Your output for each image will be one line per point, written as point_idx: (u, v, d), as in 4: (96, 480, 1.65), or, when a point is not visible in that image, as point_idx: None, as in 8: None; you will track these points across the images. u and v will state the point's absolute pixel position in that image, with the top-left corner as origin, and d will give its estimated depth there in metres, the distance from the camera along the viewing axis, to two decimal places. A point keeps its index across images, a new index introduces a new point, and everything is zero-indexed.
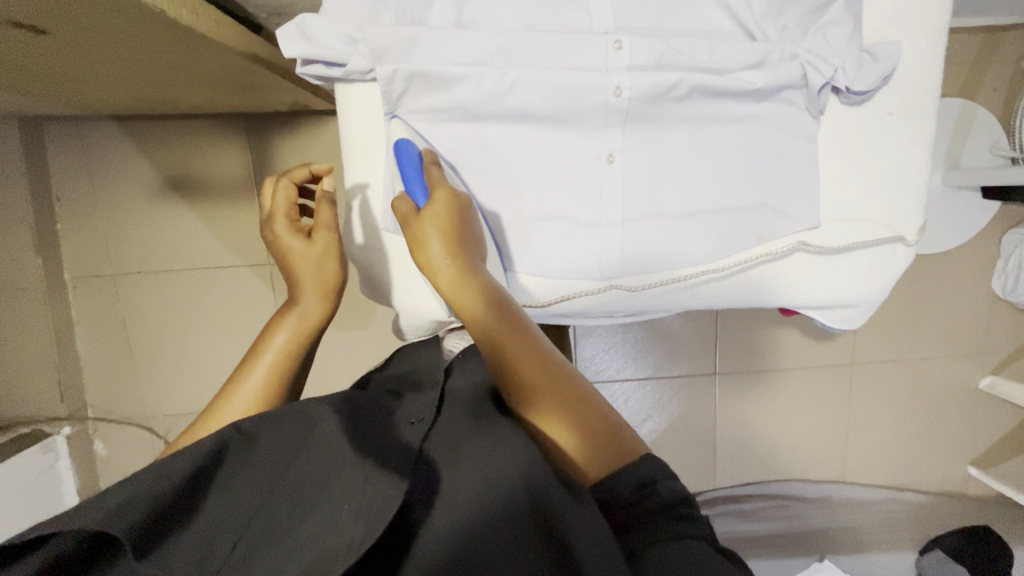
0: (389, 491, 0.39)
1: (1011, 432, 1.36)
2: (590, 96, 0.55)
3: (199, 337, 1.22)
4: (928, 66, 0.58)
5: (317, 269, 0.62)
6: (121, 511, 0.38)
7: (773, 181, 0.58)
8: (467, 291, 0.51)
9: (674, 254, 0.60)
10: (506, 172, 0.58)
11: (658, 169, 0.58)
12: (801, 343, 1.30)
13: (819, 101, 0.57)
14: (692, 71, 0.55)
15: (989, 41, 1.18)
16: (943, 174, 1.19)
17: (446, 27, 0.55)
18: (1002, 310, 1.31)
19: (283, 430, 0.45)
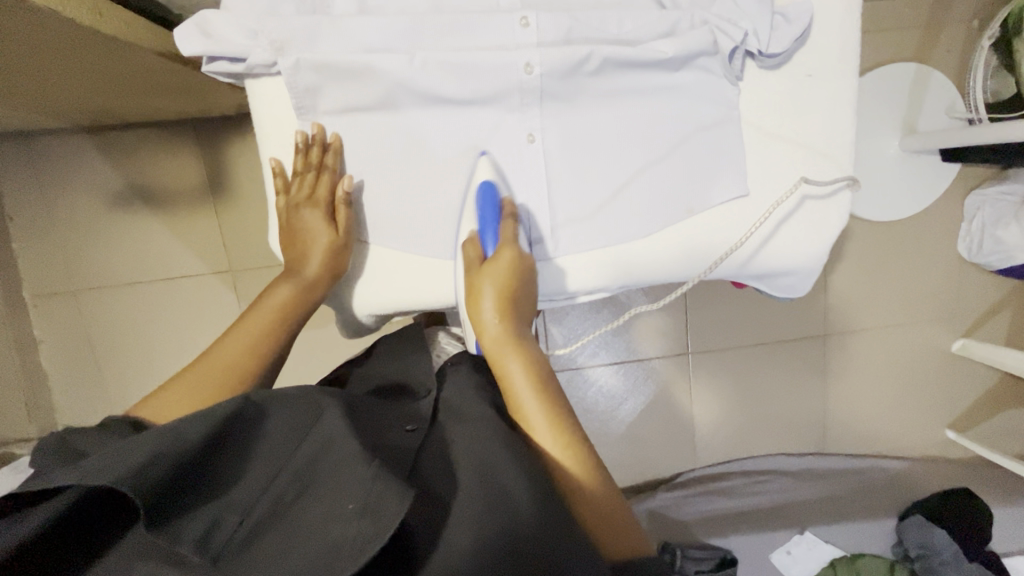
0: (397, 503, 0.41)
1: (987, 393, 1.36)
2: (502, 77, 0.54)
3: (166, 348, 1.21)
4: (845, 23, 0.56)
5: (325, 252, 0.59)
6: (143, 471, 0.41)
7: (695, 154, 0.58)
8: (511, 359, 0.53)
9: (599, 235, 0.59)
10: (430, 157, 0.58)
11: (581, 146, 0.58)
12: (773, 317, 1.30)
13: (734, 67, 0.56)
14: (602, 44, 0.54)
15: (939, 2, 1.17)
16: (901, 138, 1.18)
17: (349, 15, 0.54)
18: (970, 273, 1.31)
19: (293, 417, 0.50)
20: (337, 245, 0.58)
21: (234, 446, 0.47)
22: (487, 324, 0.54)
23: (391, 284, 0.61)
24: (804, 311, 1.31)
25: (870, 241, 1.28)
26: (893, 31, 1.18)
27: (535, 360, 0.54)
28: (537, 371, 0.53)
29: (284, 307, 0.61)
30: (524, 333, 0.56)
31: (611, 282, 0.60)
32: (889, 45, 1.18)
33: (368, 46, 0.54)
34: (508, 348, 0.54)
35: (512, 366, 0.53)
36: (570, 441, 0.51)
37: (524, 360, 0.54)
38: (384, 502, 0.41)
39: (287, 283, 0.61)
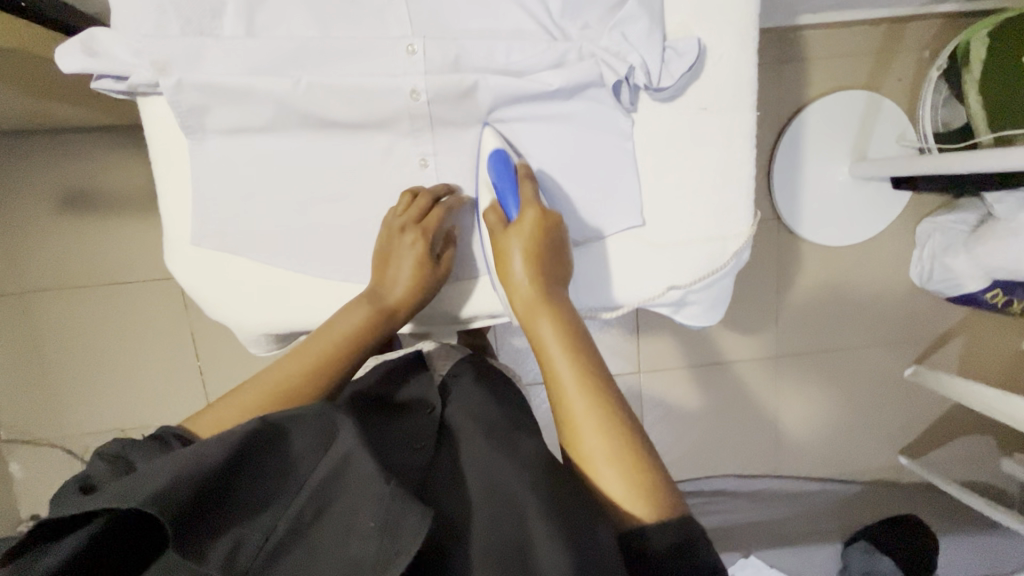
0: (416, 518, 0.43)
1: (940, 419, 1.36)
2: (392, 103, 0.56)
3: (111, 353, 1.20)
4: (736, 59, 0.58)
5: (422, 282, 0.60)
6: (165, 496, 0.42)
7: (586, 184, 0.61)
8: (543, 318, 0.54)
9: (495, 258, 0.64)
10: (322, 181, 0.58)
11: (474, 170, 0.61)
12: (727, 338, 1.30)
13: (624, 98, 0.58)
14: (489, 73, 0.56)
15: (893, 31, 1.18)
16: (852, 166, 1.18)
17: (236, 37, 0.54)
18: (923, 299, 1.32)
19: (309, 430, 0.49)
20: (435, 278, 0.61)
21: (257, 465, 0.47)
22: (521, 282, 0.55)
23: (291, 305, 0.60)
24: (759, 330, 1.30)
25: (824, 265, 1.29)
26: (845, 59, 1.19)
27: (563, 309, 0.55)
28: (567, 323, 0.53)
29: (364, 336, 0.58)
30: (557, 294, 0.56)
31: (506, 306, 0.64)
32: (841, 72, 1.19)
33: (257, 67, 0.54)
34: (537, 307, 0.54)
35: (542, 321, 0.54)
36: (597, 396, 0.50)
37: (555, 319, 0.54)
38: (404, 517, 0.43)
39: (366, 312, 0.58)
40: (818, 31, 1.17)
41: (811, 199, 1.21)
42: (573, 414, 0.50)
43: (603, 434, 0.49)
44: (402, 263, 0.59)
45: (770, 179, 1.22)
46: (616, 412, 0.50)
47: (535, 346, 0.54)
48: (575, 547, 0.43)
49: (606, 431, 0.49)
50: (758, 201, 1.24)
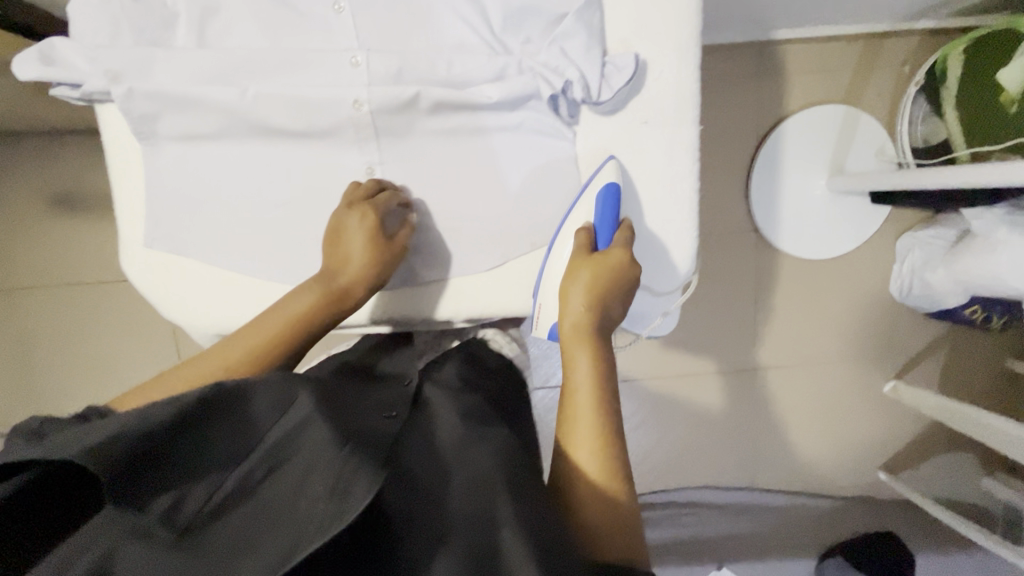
0: (366, 483, 0.42)
1: (921, 436, 1.36)
2: (337, 112, 0.58)
3: (93, 351, 1.22)
4: (675, 74, 0.60)
5: (369, 259, 0.59)
6: (104, 448, 0.41)
7: (527, 194, 0.63)
8: (580, 352, 0.55)
9: (441, 263, 0.65)
10: (272, 187, 0.61)
11: (419, 178, 0.63)
12: (706, 350, 1.30)
13: (562, 111, 0.60)
14: (432, 85, 0.59)
15: (872, 46, 1.19)
16: (830, 178, 1.19)
17: (187, 47, 0.58)
18: (905, 315, 1.31)
19: (264, 398, 0.51)
20: (387, 253, 0.60)
21: (211, 428, 0.47)
22: (574, 310, 0.56)
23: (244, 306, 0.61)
24: (737, 342, 1.30)
25: (804, 278, 1.28)
26: (823, 73, 1.19)
27: (604, 352, 0.56)
28: (603, 362, 0.55)
29: (309, 317, 0.58)
30: (604, 342, 0.57)
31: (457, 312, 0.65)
32: (819, 86, 1.20)
33: (204, 78, 0.58)
34: (581, 340, 0.55)
35: (580, 354, 0.55)
36: (604, 424, 0.52)
37: (592, 355, 0.55)
38: (356, 483, 0.42)
39: (313, 289, 0.58)
40: (797, 46, 1.18)
41: (788, 211, 1.22)
42: (575, 441, 0.52)
43: (598, 460, 0.51)
44: (359, 243, 0.59)
45: (748, 191, 1.22)
46: (611, 445, 0.52)
47: (565, 367, 0.56)
48: (529, 523, 0.44)
49: (599, 457, 0.52)
50: (737, 212, 1.24)
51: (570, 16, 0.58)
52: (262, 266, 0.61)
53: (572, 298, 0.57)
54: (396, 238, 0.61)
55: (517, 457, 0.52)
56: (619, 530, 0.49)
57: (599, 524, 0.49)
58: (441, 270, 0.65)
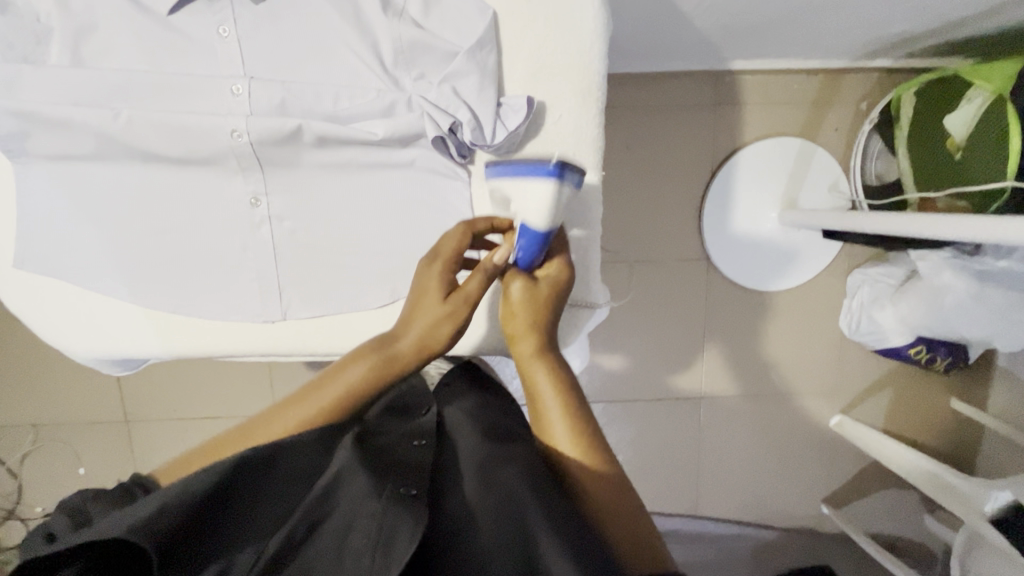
0: (409, 531, 0.46)
1: (865, 471, 1.36)
2: (213, 141, 0.58)
3: (22, 352, 1.20)
4: (575, 119, 0.60)
5: (430, 328, 0.58)
6: (150, 524, 0.43)
7: (413, 234, 0.64)
8: (538, 369, 0.59)
9: (331, 297, 0.64)
10: (157, 214, 0.61)
11: (307, 211, 0.63)
12: (652, 377, 1.29)
13: (454, 152, 0.60)
14: (317, 120, 0.59)
15: (830, 82, 1.18)
16: (780, 213, 1.18)
17: (61, 65, 0.56)
18: (854, 351, 1.31)
19: (304, 448, 0.54)
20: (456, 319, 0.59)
21: (252, 486, 0.50)
22: (520, 331, 0.59)
23: (121, 329, 0.63)
24: (682, 371, 1.29)
25: (753, 311, 1.28)
26: (779, 106, 1.19)
27: (558, 361, 0.60)
28: (562, 374, 0.59)
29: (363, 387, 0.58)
30: (553, 348, 0.61)
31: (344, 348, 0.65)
32: (775, 119, 1.19)
33: (82, 98, 0.57)
34: (535, 359, 0.59)
35: (538, 369, 0.59)
36: (579, 431, 0.56)
37: (550, 370, 0.59)
38: (396, 534, 0.46)
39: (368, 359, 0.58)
40: (754, 78, 1.17)
41: (737, 243, 1.21)
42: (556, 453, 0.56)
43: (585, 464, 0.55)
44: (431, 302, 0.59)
45: (699, 221, 1.22)
46: (594, 449, 0.56)
47: (530, 389, 0.60)
48: (568, 538, 0.46)
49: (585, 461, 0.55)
50: (687, 242, 1.24)
51: (462, 55, 0.57)
52: (138, 293, 0.62)
53: (514, 316, 0.60)
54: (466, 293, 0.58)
55: (541, 470, 0.54)
56: (627, 531, 0.52)
57: (613, 527, 0.52)
58: (330, 306, 0.64)
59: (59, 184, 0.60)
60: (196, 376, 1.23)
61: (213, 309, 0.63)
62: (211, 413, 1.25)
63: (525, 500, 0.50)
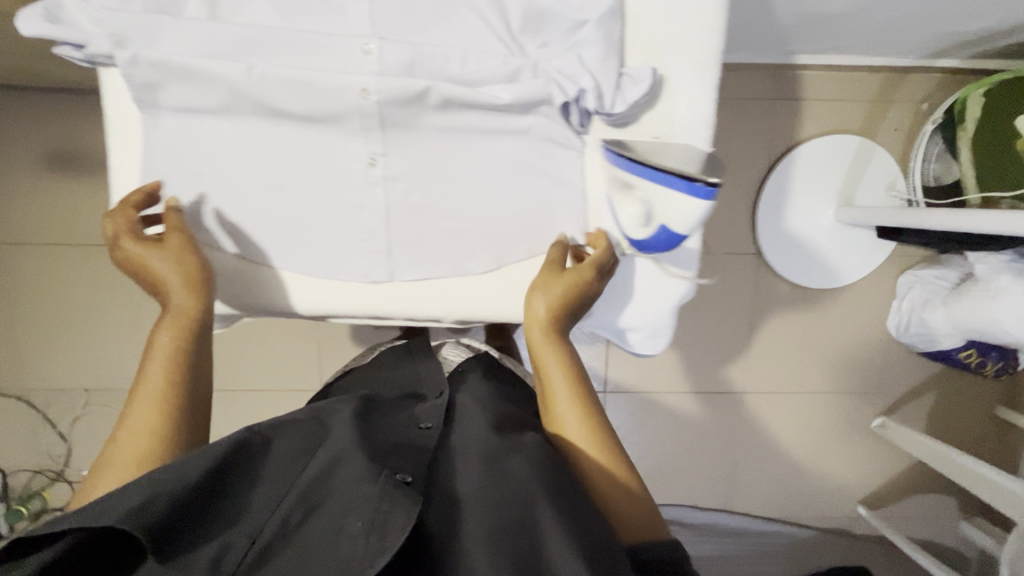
0: (404, 518, 0.47)
1: (903, 474, 1.35)
2: (333, 100, 0.60)
3: (80, 314, 1.21)
4: (694, 93, 0.63)
5: (178, 262, 0.61)
6: (145, 508, 0.44)
7: (528, 202, 0.66)
8: (551, 359, 0.61)
9: (442, 261, 0.67)
10: (272, 172, 0.63)
11: (420, 174, 0.65)
12: (694, 368, 1.29)
13: (573, 120, 0.63)
14: (444, 82, 0.60)
15: (891, 81, 1.18)
16: (838, 211, 1.17)
17: (197, 18, 0.59)
18: (898, 353, 1.31)
19: (295, 433, 0.57)
20: (179, 245, 0.61)
21: (238, 475, 0.51)
22: (538, 319, 0.62)
23: (239, 282, 0.67)
24: (726, 365, 1.29)
25: (801, 307, 1.28)
26: (840, 102, 1.19)
27: (570, 354, 0.62)
28: (574, 366, 0.61)
29: (174, 353, 0.58)
30: (568, 342, 0.63)
31: (450, 310, 0.69)
32: (834, 116, 1.19)
33: (211, 51, 0.58)
34: (550, 348, 0.62)
35: (550, 357, 0.61)
36: (590, 420, 0.59)
37: (563, 362, 0.61)
38: (392, 520, 0.47)
39: (162, 334, 0.59)
40: (816, 73, 1.18)
41: (792, 238, 1.21)
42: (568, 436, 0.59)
43: (593, 452, 0.57)
44: (144, 248, 0.60)
45: (754, 215, 1.22)
46: (603, 438, 0.58)
47: (542, 378, 0.62)
48: (571, 534, 0.47)
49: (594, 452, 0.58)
50: (739, 235, 1.24)
51: (591, 25, 0.60)
52: (258, 245, 0.66)
53: (534, 303, 0.63)
54: (169, 223, 0.61)
55: (549, 460, 0.54)
56: (633, 515, 0.55)
57: (619, 511, 0.55)
58: (440, 267, 0.68)
59: (182, 137, 0.62)
60: (247, 346, 1.24)
61: (325, 266, 0.67)
62: (257, 385, 1.25)
63: (535, 498, 0.50)
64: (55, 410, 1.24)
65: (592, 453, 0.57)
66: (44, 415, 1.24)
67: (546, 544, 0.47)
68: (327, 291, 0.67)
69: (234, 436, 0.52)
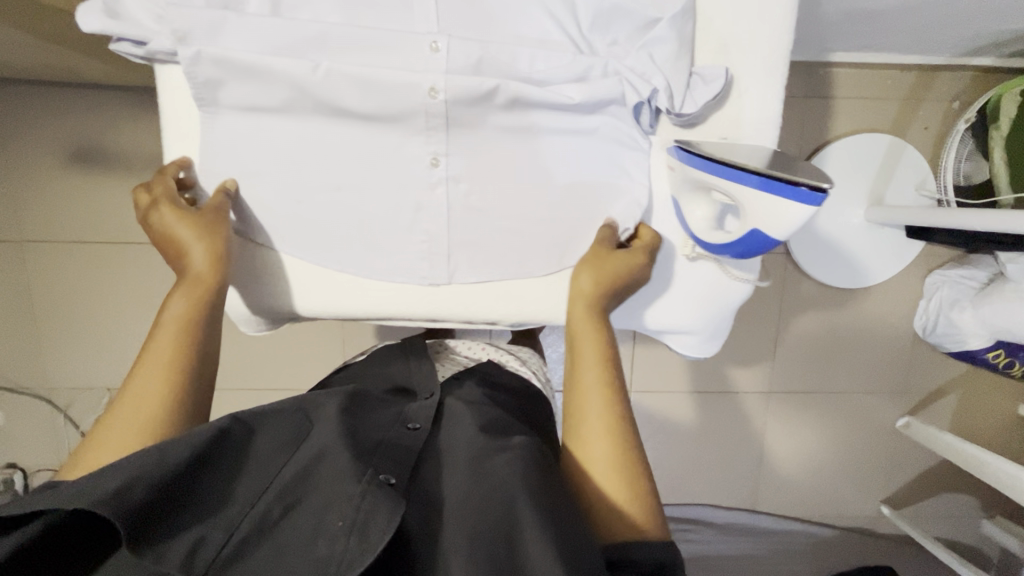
0: (385, 521, 0.43)
1: (923, 474, 1.36)
2: (398, 98, 0.60)
3: (103, 312, 1.20)
4: (764, 92, 0.65)
5: (205, 237, 0.60)
6: (120, 495, 0.39)
7: (589, 201, 0.67)
8: (587, 334, 0.61)
9: (500, 261, 0.68)
10: (334, 171, 0.64)
11: (483, 173, 0.65)
12: (720, 366, 1.29)
13: (643, 120, 0.65)
14: (512, 80, 0.61)
15: (924, 79, 1.17)
16: (867, 211, 1.16)
17: (258, 14, 0.58)
18: (922, 352, 1.30)
19: (281, 424, 0.51)
20: (209, 222, 0.61)
21: (218, 465, 0.46)
22: (579, 290, 0.63)
23: (298, 281, 0.67)
24: (750, 365, 1.29)
25: (826, 306, 1.27)
26: (870, 100, 1.18)
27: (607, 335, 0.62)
28: (610, 346, 0.61)
29: (189, 324, 0.58)
30: (604, 322, 0.63)
31: (510, 310, 0.70)
32: (865, 114, 1.18)
33: (276, 48, 0.59)
34: (588, 322, 0.62)
35: (587, 331, 0.61)
36: (616, 401, 0.57)
37: (598, 339, 0.61)
38: (374, 522, 0.43)
39: (178, 302, 0.59)
40: (847, 70, 1.17)
41: (819, 238, 1.20)
42: (586, 414, 0.56)
43: (609, 435, 0.54)
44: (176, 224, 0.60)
45: None
46: (622, 425, 0.55)
47: (573, 350, 0.61)
48: (560, 537, 0.43)
49: (611, 435, 0.55)
50: None
51: (663, 24, 0.61)
52: (322, 245, 0.66)
53: (580, 277, 0.64)
54: (210, 204, 0.62)
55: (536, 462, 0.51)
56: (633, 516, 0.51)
57: (621, 505, 0.51)
58: (501, 269, 0.68)
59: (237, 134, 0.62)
60: (270, 345, 1.23)
61: (386, 267, 0.67)
62: (280, 384, 1.25)
63: (522, 497, 0.46)
64: (77, 408, 1.24)
65: (609, 436, 0.54)
66: (65, 414, 1.23)
67: (530, 549, 0.43)
68: (388, 291, 0.68)
69: (216, 421, 0.47)
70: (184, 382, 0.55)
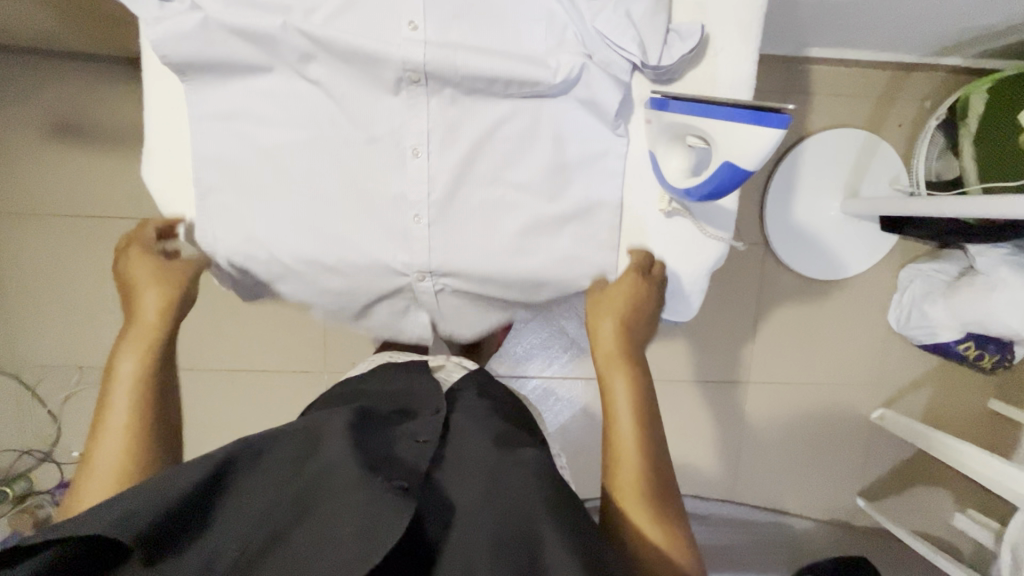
0: (394, 520, 0.45)
1: (899, 467, 1.38)
2: (368, 40, 0.63)
3: (79, 287, 1.18)
4: (740, 65, 0.68)
5: (167, 284, 0.70)
6: (128, 521, 0.43)
7: (566, 152, 0.69)
8: (619, 371, 0.63)
9: (474, 212, 0.70)
10: (317, 116, 0.68)
11: (457, 118, 0.67)
12: (701, 355, 1.30)
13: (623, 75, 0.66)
14: (489, 27, 0.65)
15: (898, 78, 1.22)
16: (843, 202, 1.20)
17: None
18: (898, 346, 1.33)
19: (292, 442, 0.53)
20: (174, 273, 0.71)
21: (230, 487, 0.49)
22: (604, 333, 0.66)
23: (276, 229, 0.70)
24: (731, 355, 1.31)
25: (805, 298, 1.30)
26: (847, 97, 1.22)
27: (637, 366, 0.64)
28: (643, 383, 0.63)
29: (149, 363, 0.65)
30: (635, 354, 0.65)
31: (481, 260, 0.71)
32: (842, 111, 1.22)
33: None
34: (616, 361, 0.64)
35: (618, 372, 0.63)
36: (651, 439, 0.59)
37: (629, 375, 0.63)
38: (383, 528, 0.44)
39: (136, 345, 0.65)
40: (825, 68, 1.21)
41: (797, 229, 1.23)
42: (625, 458, 0.58)
43: (646, 475, 0.57)
44: (145, 274, 0.70)
45: (761, 203, 1.24)
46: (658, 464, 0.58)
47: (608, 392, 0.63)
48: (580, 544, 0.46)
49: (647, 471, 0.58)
50: (747, 225, 1.26)
51: None
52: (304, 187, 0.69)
53: (602, 323, 0.67)
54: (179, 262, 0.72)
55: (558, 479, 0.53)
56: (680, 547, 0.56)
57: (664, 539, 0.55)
58: (474, 219, 0.70)
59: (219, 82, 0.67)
60: (250, 325, 1.22)
61: (363, 211, 0.69)
62: (260, 365, 1.23)
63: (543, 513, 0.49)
64: (45, 387, 1.20)
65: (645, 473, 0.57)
66: (33, 392, 1.20)
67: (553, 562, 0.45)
68: (365, 239, 0.70)
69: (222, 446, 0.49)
70: (152, 398, 0.63)
